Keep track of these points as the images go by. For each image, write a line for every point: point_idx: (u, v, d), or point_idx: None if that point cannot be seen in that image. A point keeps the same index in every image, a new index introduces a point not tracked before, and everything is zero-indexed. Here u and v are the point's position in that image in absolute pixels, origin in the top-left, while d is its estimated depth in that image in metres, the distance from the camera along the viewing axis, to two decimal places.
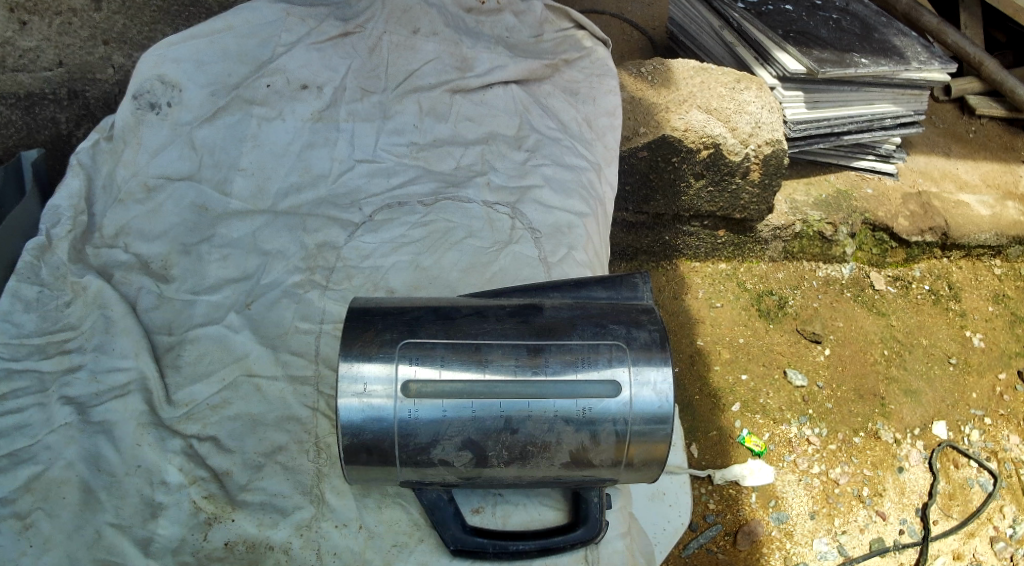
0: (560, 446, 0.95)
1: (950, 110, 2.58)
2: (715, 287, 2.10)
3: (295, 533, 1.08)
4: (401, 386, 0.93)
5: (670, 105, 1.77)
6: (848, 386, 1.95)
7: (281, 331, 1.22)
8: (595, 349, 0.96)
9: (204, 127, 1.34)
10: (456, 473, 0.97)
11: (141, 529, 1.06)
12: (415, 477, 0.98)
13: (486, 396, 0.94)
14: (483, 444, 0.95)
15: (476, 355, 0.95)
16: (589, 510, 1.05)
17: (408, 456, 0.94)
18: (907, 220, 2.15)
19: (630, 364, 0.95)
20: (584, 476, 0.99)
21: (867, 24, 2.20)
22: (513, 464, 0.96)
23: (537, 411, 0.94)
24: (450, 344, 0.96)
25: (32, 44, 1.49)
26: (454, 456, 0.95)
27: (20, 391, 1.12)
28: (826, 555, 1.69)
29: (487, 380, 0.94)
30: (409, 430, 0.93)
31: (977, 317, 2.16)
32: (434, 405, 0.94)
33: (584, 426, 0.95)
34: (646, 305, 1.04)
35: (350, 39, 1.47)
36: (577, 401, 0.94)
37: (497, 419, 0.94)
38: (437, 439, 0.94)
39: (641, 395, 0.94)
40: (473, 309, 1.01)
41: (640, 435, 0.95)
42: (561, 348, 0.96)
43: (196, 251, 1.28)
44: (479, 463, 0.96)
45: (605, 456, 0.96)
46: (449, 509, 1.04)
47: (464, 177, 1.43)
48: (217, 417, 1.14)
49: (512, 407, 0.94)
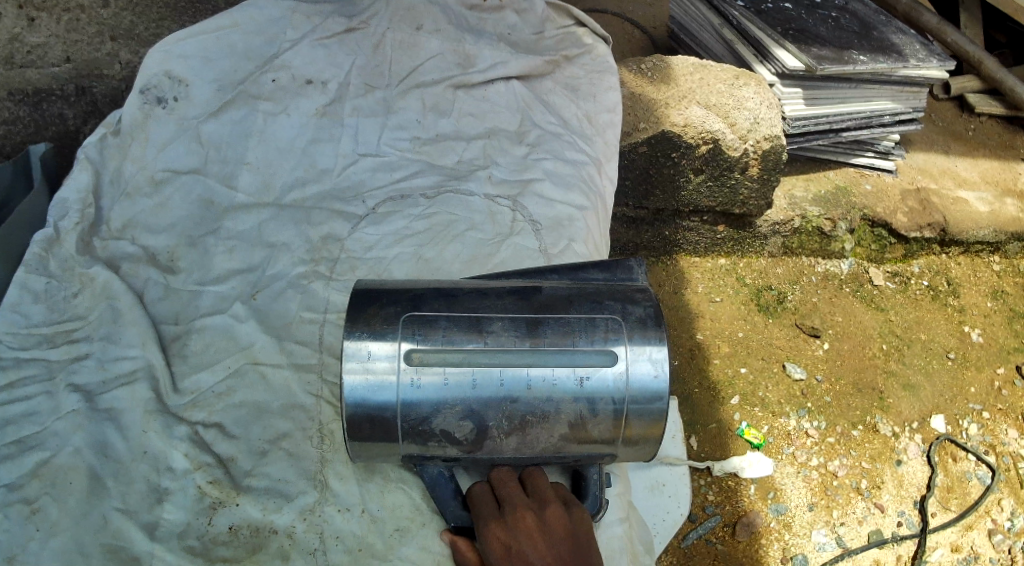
0: (559, 418, 0.97)
1: (950, 107, 2.58)
2: (715, 282, 2.11)
3: (299, 517, 1.10)
4: (405, 356, 0.96)
5: (669, 102, 1.78)
6: (847, 379, 1.96)
7: (286, 322, 1.24)
8: (593, 323, 0.99)
9: (211, 122, 1.36)
10: (457, 446, 0.98)
11: (148, 514, 1.08)
12: (417, 451, 0.99)
13: (486, 365, 0.96)
14: (483, 416, 0.96)
15: (476, 327, 0.98)
16: (589, 487, 1.08)
17: (411, 426, 0.96)
18: (906, 216, 2.16)
19: (628, 338, 0.98)
20: (584, 450, 1.00)
21: (867, 22, 2.21)
22: (514, 435, 0.97)
23: (536, 379, 0.96)
24: (452, 317, 0.99)
25: (41, 40, 1.51)
26: (454, 426, 0.96)
27: (28, 379, 1.14)
28: (824, 546, 1.71)
29: (489, 352, 0.96)
30: (412, 400, 0.95)
31: (976, 313, 2.17)
32: (437, 373, 0.95)
33: (582, 396, 0.96)
34: (641, 286, 1.06)
35: (354, 36, 1.48)
36: (574, 370, 0.96)
37: (497, 391, 0.96)
38: (439, 408, 0.95)
39: (637, 364, 0.97)
40: (473, 288, 1.03)
41: (638, 409, 0.97)
42: (559, 323, 0.98)
43: (202, 244, 1.30)
44: (480, 435, 0.97)
45: (603, 429, 0.98)
46: (449, 485, 1.07)
47: (465, 171, 1.45)
48: (223, 404, 1.17)
49: (512, 378, 0.96)
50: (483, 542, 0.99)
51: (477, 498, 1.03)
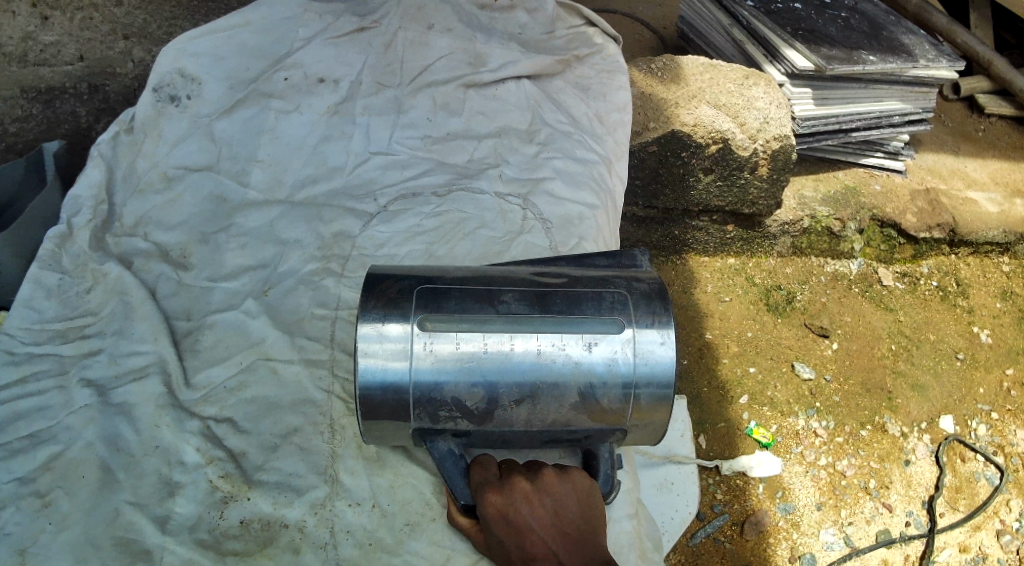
0: (569, 386, 0.99)
1: (960, 108, 2.58)
2: (724, 281, 2.11)
3: (309, 511, 1.11)
4: (418, 323, 0.99)
5: (679, 101, 1.78)
6: (856, 379, 1.96)
7: (297, 317, 1.25)
8: (600, 295, 1.03)
9: (223, 120, 1.37)
10: (468, 417, 1.00)
11: (159, 507, 1.08)
12: (429, 423, 1.01)
13: (497, 334, 0.99)
14: (495, 383, 0.98)
15: (487, 299, 1.01)
16: (601, 466, 1.09)
17: (422, 395, 0.98)
18: (915, 216, 2.15)
19: (635, 319, 1.01)
20: (594, 423, 1.02)
21: (876, 22, 2.21)
22: (524, 405, 0.99)
23: (545, 346, 0.99)
24: (464, 289, 1.02)
25: (54, 38, 1.54)
26: (466, 395, 0.98)
27: (41, 373, 1.15)
28: (832, 545, 1.71)
29: (500, 320, 1.00)
30: (424, 368, 0.98)
31: (985, 314, 2.16)
32: (449, 340, 0.99)
33: (591, 363, 0.99)
34: (647, 272, 1.10)
35: (365, 35, 1.48)
36: (582, 337, 1.00)
37: (508, 358, 0.98)
38: (450, 377, 0.98)
39: (643, 332, 1.01)
40: (484, 272, 1.07)
41: (646, 377, 1.00)
42: (568, 294, 1.02)
43: (214, 239, 1.31)
44: (491, 404, 0.99)
45: (613, 400, 1.00)
46: (459, 463, 1.05)
47: (476, 170, 1.46)
48: (235, 399, 1.17)
49: (522, 346, 0.99)
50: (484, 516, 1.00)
51: (474, 474, 1.04)
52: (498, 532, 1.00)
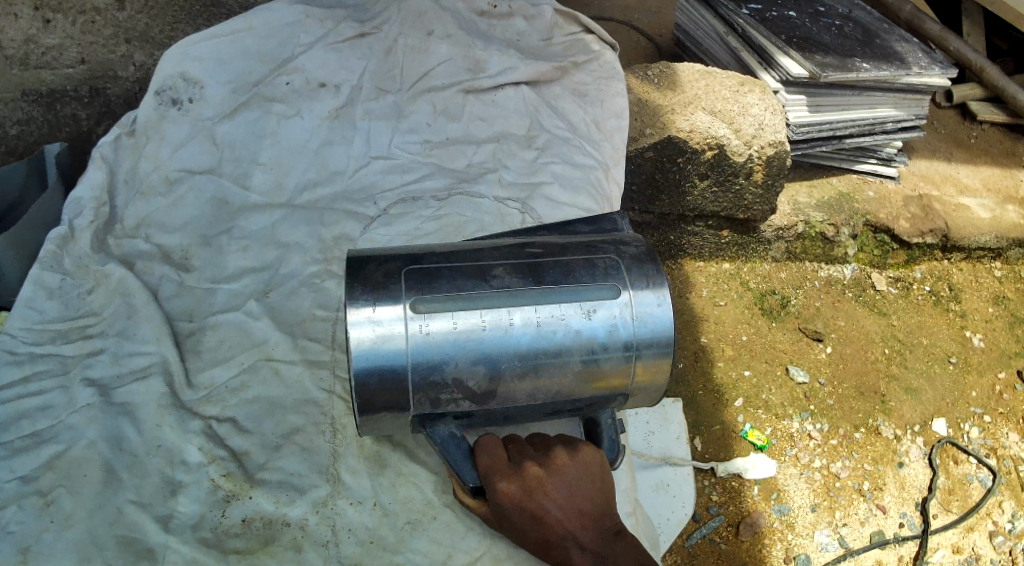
0: (571, 355, 1.02)
1: (953, 115, 2.61)
2: (719, 286, 2.13)
3: (311, 510, 1.13)
4: (410, 305, 0.99)
5: (675, 107, 1.80)
6: (850, 383, 1.98)
7: (298, 318, 1.27)
8: (593, 262, 1.06)
9: (225, 123, 1.38)
10: (470, 397, 1.02)
11: (162, 506, 1.10)
12: (428, 409, 1.02)
13: (494, 308, 1.01)
14: (497, 359, 1.00)
15: (480, 274, 1.03)
16: (605, 432, 1.12)
17: (424, 380, 0.99)
18: (908, 222, 2.18)
19: (632, 283, 1.04)
20: (596, 390, 1.06)
21: (869, 30, 2.24)
22: (527, 378, 1.02)
23: (544, 317, 1.01)
24: (453, 266, 1.04)
25: (55, 42, 1.53)
26: (467, 374, 1.00)
27: (44, 373, 1.17)
28: (827, 546, 1.73)
29: (496, 293, 1.02)
30: (423, 351, 0.99)
31: (977, 318, 2.19)
32: (444, 319, 1.00)
33: (592, 330, 1.02)
34: (629, 235, 1.14)
35: (367, 40, 1.49)
36: (581, 306, 1.02)
37: (508, 331, 1.00)
38: (450, 357, 0.99)
39: (640, 295, 1.04)
40: (471, 248, 1.08)
41: (648, 337, 1.03)
42: (558, 263, 1.05)
43: (216, 242, 1.32)
44: (494, 380, 1.01)
45: (615, 364, 1.04)
46: (462, 447, 1.06)
47: (475, 174, 1.47)
48: (237, 399, 1.20)
49: (521, 318, 1.01)
50: (498, 501, 1.03)
51: (484, 460, 1.05)
52: (515, 515, 1.03)
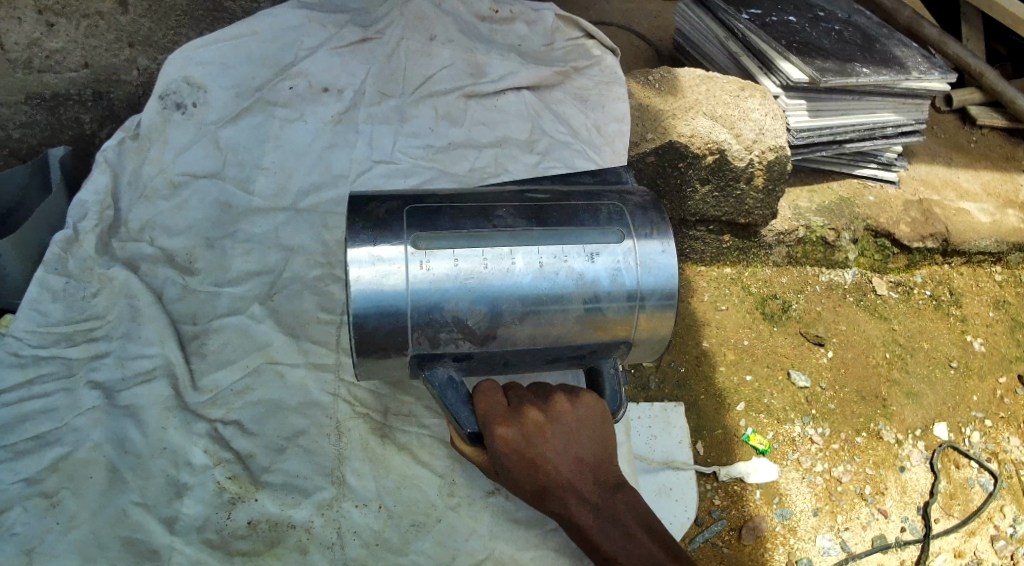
0: (573, 298, 1.07)
1: (952, 120, 2.62)
2: (720, 291, 2.12)
3: (316, 512, 1.14)
4: (411, 242, 1.05)
5: (676, 112, 1.81)
6: (850, 387, 1.98)
7: (302, 321, 1.27)
8: (596, 209, 1.13)
9: (229, 127, 1.38)
10: (471, 337, 1.07)
11: (167, 508, 1.11)
12: (427, 348, 1.07)
13: (496, 248, 1.07)
14: (498, 299, 1.06)
15: (483, 214, 1.10)
16: (606, 384, 1.16)
17: (424, 314, 1.04)
18: (908, 226, 2.19)
19: (635, 230, 1.11)
20: (597, 336, 1.11)
21: (869, 36, 2.25)
22: (528, 319, 1.07)
23: (546, 257, 1.07)
24: (455, 207, 1.10)
25: (59, 45, 1.53)
26: (468, 312, 1.05)
27: (48, 376, 1.17)
28: (828, 551, 1.73)
29: (499, 231, 1.08)
30: (424, 286, 1.04)
31: (977, 322, 2.19)
32: (445, 253, 1.06)
33: (594, 273, 1.08)
34: (633, 190, 1.22)
35: (369, 45, 1.50)
36: (584, 249, 1.09)
37: (511, 270, 1.06)
38: (452, 294, 1.05)
39: (643, 244, 1.10)
40: (475, 194, 1.16)
41: (650, 285, 1.09)
42: (561, 210, 1.13)
43: (220, 245, 1.32)
44: (494, 320, 1.06)
45: (617, 309, 1.09)
46: (460, 392, 1.10)
47: (478, 179, 1.47)
48: (241, 402, 1.20)
49: (524, 257, 1.07)
50: (496, 447, 1.04)
51: (484, 406, 1.07)
52: (513, 462, 1.04)
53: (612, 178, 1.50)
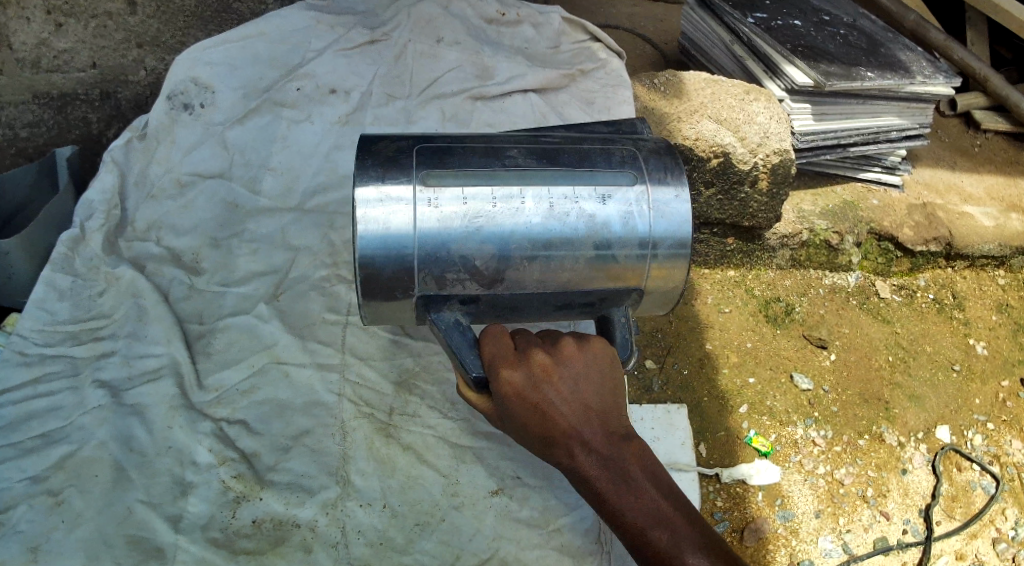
0: (583, 239, 1.05)
1: (956, 124, 2.62)
2: (724, 293, 2.11)
3: (320, 511, 1.14)
4: (420, 180, 1.04)
5: (681, 115, 1.84)
6: (853, 390, 1.99)
7: (308, 322, 1.29)
8: (609, 152, 1.11)
9: (236, 128, 1.39)
10: (479, 280, 1.05)
11: (172, 506, 1.11)
12: (434, 289, 1.06)
13: (506, 187, 1.05)
14: (507, 239, 1.04)
15: (494, 155, 1.08)
16: (617, 331, 1.13)
17: (429, 255, 1.03)
18: (912, 230, 2.21)
19: (648, 174, 1.08)
20: (607, 282, 1.09)
21: (874, 39, 2.25)
22: (537, 260, 1.05)
23: (556, 196, 1.05)
24: (465, 147, 1.09)
25: (66, 45, 1.52)
26: (475, 252, 1.03)
27: (54, 374, 1.18)
28: (830, 552, 1.73)
29: (508, 170, 1.06)
30: (430, 225, 1.02)
31: (980, 326, 2.18)
32: (454, 192, 1.04)
33: (606, 214, 1.05)
34: (648, 137, 1.19)
35: (376, 47, 1.52)
36: (596, 190, 1.06)
37: (520, 209, 1.04)
38: (459, 234, 1.03)
39: (658, 189, 1.07)
40: (486, 136, 1.14)
41: (663, 230, 1.06)
42: (574, 150, 1.10)
43: (226, 245, 1.33)
44: (502, 261, 1.04)
45: (628, 254, 1.06)
46: (466, 333, 1.08)
47: None
48: (246, 401, 1.21)
49: (533, 196, 1.05)
50: (503, 389, 1.01)
51: (490, 347, 1.04)
52: (519, 407, 1.01)
53: (627, 130, 1.24)
